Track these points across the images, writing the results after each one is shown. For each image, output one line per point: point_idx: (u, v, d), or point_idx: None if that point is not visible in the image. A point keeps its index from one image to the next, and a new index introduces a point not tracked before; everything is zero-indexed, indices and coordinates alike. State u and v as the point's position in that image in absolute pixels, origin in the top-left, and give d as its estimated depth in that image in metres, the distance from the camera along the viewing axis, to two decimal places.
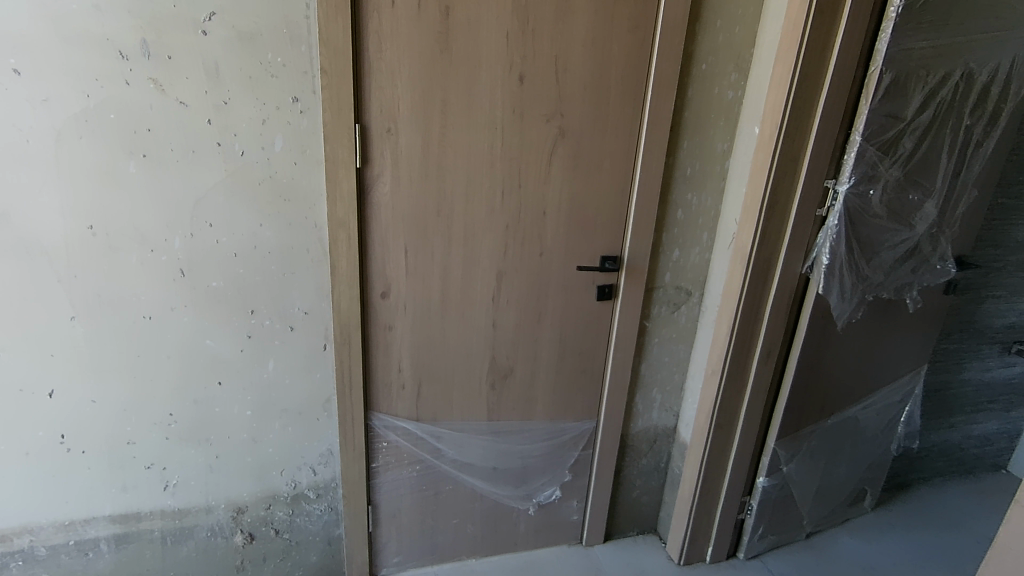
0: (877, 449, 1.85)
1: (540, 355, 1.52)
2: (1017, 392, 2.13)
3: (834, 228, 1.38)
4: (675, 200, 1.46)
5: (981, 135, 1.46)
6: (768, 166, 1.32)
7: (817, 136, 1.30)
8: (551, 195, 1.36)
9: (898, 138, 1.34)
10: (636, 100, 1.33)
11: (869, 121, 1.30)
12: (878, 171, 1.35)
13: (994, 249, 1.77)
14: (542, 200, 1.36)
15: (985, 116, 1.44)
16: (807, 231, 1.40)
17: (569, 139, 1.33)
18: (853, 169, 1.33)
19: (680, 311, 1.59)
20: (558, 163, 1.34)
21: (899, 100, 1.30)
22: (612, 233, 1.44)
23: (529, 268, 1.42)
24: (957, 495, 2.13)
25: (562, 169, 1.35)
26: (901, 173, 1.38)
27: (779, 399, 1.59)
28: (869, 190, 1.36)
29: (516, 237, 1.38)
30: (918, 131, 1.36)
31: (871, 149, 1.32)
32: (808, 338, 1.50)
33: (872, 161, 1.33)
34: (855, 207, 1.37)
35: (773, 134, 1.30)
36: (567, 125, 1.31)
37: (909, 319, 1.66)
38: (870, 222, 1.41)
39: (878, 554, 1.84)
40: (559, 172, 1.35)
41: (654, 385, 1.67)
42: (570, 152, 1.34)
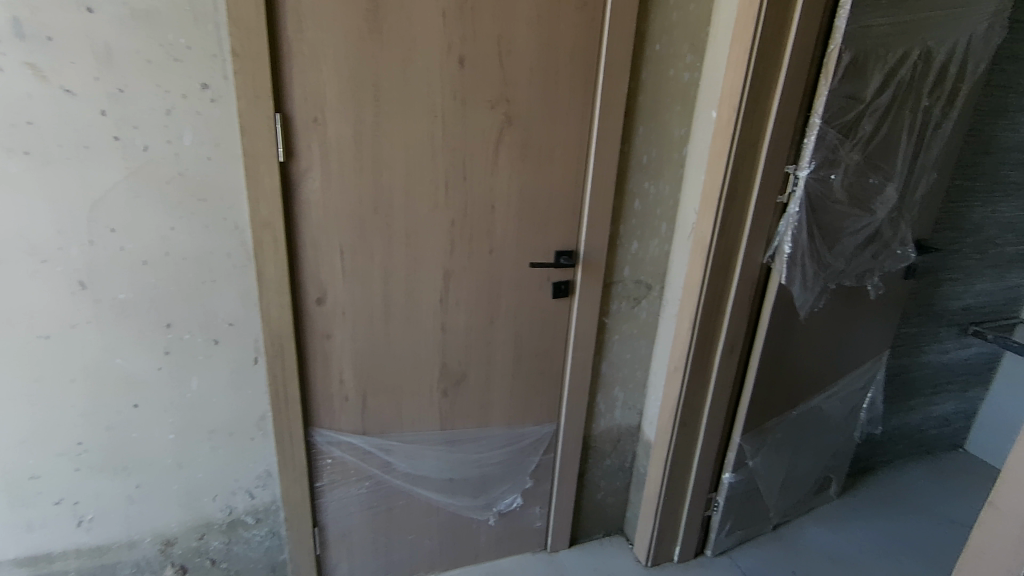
0: (840, 438, 1.83)
1: (494, 358, 1.43)
2: (973, 373, 2.15)
3: (795, 215, 1.32)
4: (631, 190, 1.38)
5: (940, 116, 1.43)
6: (727, 152, 1.24)
7: (777, 120, 1.23)
8: (500, 187, 1.27)
9: (859, 121, 1.29)
10: (588, 83, 1.24)
11: (829, 103, 1.24)
12: (838, 155, 1.30)
13: (952, 231, 1.76)
14: (491, 193, 1.26)
15: (942, 97, 1.41)
16: (768, 220, 1.34)
17: (516, 127, 1.23)
18: (814, 154, 1.27)
19: (640, 306, 1.52)
20: (506, 152, 1.24)
21: (859, 80, 1.25)
22: (566, 227, 1.35)
23: (479, 266, 1.32)
24: (918, 477, 2.15)
25: (511, 159, 1.25)
26: (861, 156, 1.33)
27: (743, 394, 1.54)
28: (830, 175, 1.31)
29: (463, 234, 1.28)
30: (878, 113, 1.31)
31: (832, 132, 1.26)
32: (770, 330, 1.45)
33: (832, 146, 1.28)
34: (816, 193, 1.31)
35: (731, 117, 1.23)
36: (513, 112, 1.22)
37: (870, 306, 1.63)
38: (832, 209, 1.36)
39: (843, 542, 1.82)
40: (507, 163, 1.25)
41: (615, 384, 1.60)
42: (518, 140, 1.24)
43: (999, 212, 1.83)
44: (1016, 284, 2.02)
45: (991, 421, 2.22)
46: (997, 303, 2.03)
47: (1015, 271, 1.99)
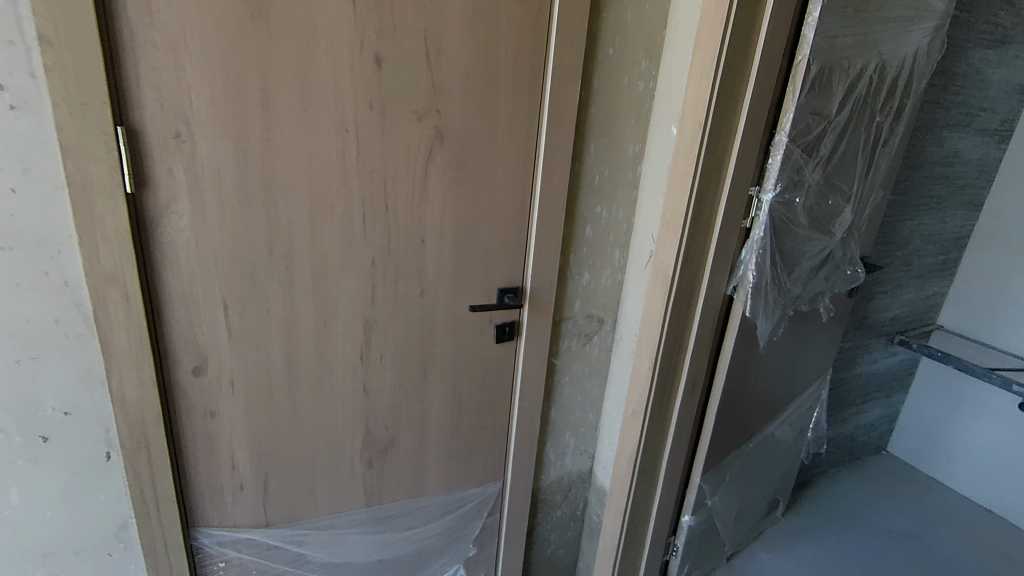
0: (789, 460, 1.78)
1: (428, 417, 1.19)
2: (896, 379, 2.20)
3: (759, 241, 1.20)
4: (582, 215, 1.20)
5: (889, 132, 1.37)
6: (692, 173, 1.09)
7: (744, 137, 1.09)
8: (431, 216, 1.03)
9: (822, 138, 1.19)
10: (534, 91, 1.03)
11: (796, 120, 1.12)
12: (802, 176, 1.19)
13: (888, 246, 1.75)
14: (419, 224, 1.03)
15: (892, 113, 1.34)
16: (731, 247, 1.21)
17: (448, 144, 1.00)
18: (780, 175, 1.15)
19: (592, 342, 1.35)
20: (437, 174, 1.01)
21: (824, 95, 1.14)
22: (510, 261, 1.15)
23: (408, 312, 1.08)
24: (851, 485, 2.17)
25: (443, 182, 1.02)
26: (822, 176, 1.23)
27: (702, 432, 1.41)
28: (794, 198, 1.20)
29: (386, 275, 1.03)
30: (838, 130, 1.21)
31: (797, 152, 1.15)
32: (732, 364, 1.33)
33: (796, 166, 1.17)
34: (779, 217, 1.20)
35: (696, 134, 1.07)
36: (445, 125, 0.98)
37: (820, 327, 1.57)
38: (793, 233, 1.25)
39: (794, 567, 1.77)
40: (438, 188, 1.02)
41: (565, 429, 1.42)
42: (452, 160, 1.01)
43: (925, 225, 1.84)
44: (933, 293, 2.08)
45: (911, 424, 2.30)
46: (918, 312, 2.08)
47: (933, 281, 2.04)
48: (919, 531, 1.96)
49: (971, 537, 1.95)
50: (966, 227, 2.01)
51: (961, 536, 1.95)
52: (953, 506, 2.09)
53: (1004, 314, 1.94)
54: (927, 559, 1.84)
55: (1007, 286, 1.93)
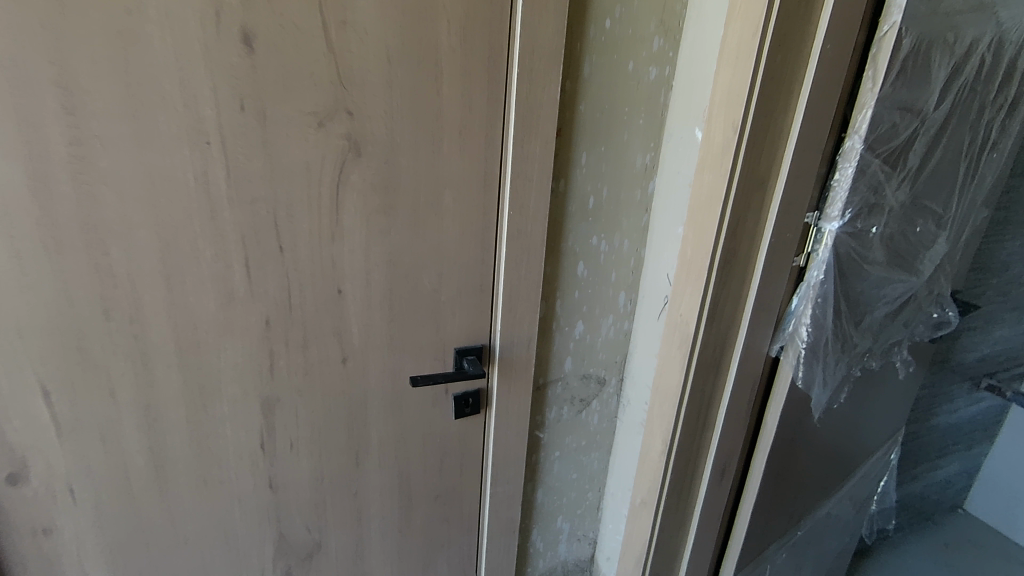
0: (845, 539, 1.43)
1: (367, 513, 0.91)
2: (981, 428, 1.81)
3: (818, 285, 0.87)
4: (571, 250, 0.89)
5: (1000, 131, 1.01)
6: (722, 197, 0.77)
7: (800, 144, 0.76)
8: (351, 257, 0.74)
9: (912, 144, 0.84)
10: (495, 80, 0.71)
11: (878, 119, 0.77)
12: (883, 196, 0.85)
13: (984, 275, 1.37)
14: (334, 269, 0.74)
15: (1007, 104, 0.98)
16: (778, 295, 0.88)
17: (369, 161, 0.70)
18: (851, 196, 0.81)
19: (589, 408, 1.05)
20: (355, 201, 0.71)
21: (919, 81, 0.79)
22: (472, 314, 0.85)
23: (327, 386, 0.80)
24: (921, 555, 1.80)
25: (364, 212, 0.73)
26: (909, 195, 0.89)
27: (736, 523, 1.09)
28: (868, 227, 0.86)
29: (291, 340, 0.75)
30: (935, 131, 0.86)
31: (876, 164, 0.81)
32: (777, 443, 1.00)
33: (874, 184, 0.83)
34: (848, 253, 0.86)
35: (730, 141, 0.75)
36: (362, 134, 0.69)
37: (893, 383, 1.22)
38: (865, 273, 0.91)
39: None
40: (358, 220, 0.73)
41: (557, 512, 1.12)
42: (375, 182, 0.71)
43: None
44: None
45: (995, 480, 1.90)
46: (1012, 350, 1.68)
47: None
48: None
49: None
50: None
51: None
52: None
53: None
54: None
55: None
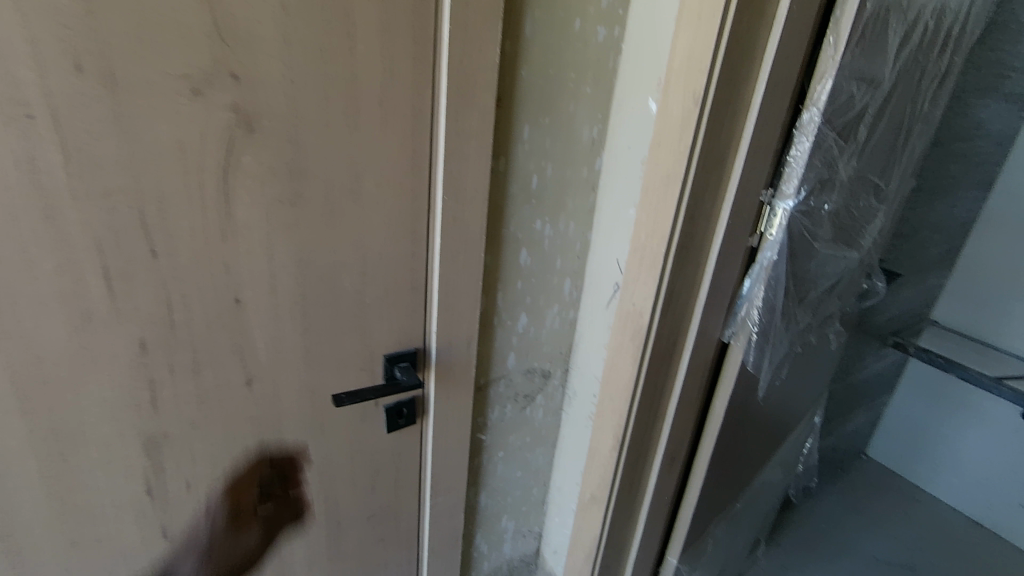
0: (774, 499, 1.48)
1: (290, 547, 0.79)
2: (884, 381, 1.94)
3: (769, 266, 0.82)
4: (513, 237, 0.79)
5: (931, 101, 1.01)
6: (681, 177, 0.69)
7: (760, 118, 0.70)
8: (249, 260, 0.60)
9: (861, 116, 0.80)
10: (423, 38, 0.58)
11: (836, 90, 0.73)
12: (833, 171, 0.81)
13: (900, 242, 1.42)
14: (228, 275, 0.59)
15: (939, 75, 0.97)
16: (731, 278, 0.83)
17: (266, 139, 0.56)
18: (805, 173, 0.77)
19: (533, 404, 0.98)
20: (249, 190, 0.57)
21: (874, 50, 0.75)
22: (403, 317, 0.73)
23: (230, 414, 0.66)
24: (834, 501, 1.92)
25: (264, 204, 0.58)
26: (855, 169, 0.86)
27: (683, 506, 1.07)
28: (819, 204, 0.83)
29: (178, 364, 0.61)
30: (882, 102, 0.83)
31: (830, 138, 0.76)
32: (724, 426, 0.98)
33: (826, 159, 0.79)
34: (799, 231, 0.83)
35: (690, 114, 0.66)
36: (254, 104, 0.54)
37: (824, 353, 1.24)
38: (812, 251, 0.89)
39: None
40: (255, 214, 0.58)
41: (501, 512, 1.06)
42: (275, 165, 0.57)
43: (936, 213, 1.53)
44: (931, 286, 1.80)
45: (894, 426, 2.06)
46: (914, 309, 1.80)
47: (933, 273, 1.75)
48: (913, 559, 1.71)
49: (961, 558, 1.73)
50: (971, 209, 1.72)
51: (955, 560, 1.72)
52: (941, 520, 1.88)
53: (1013, 312, 1.74)
54: None
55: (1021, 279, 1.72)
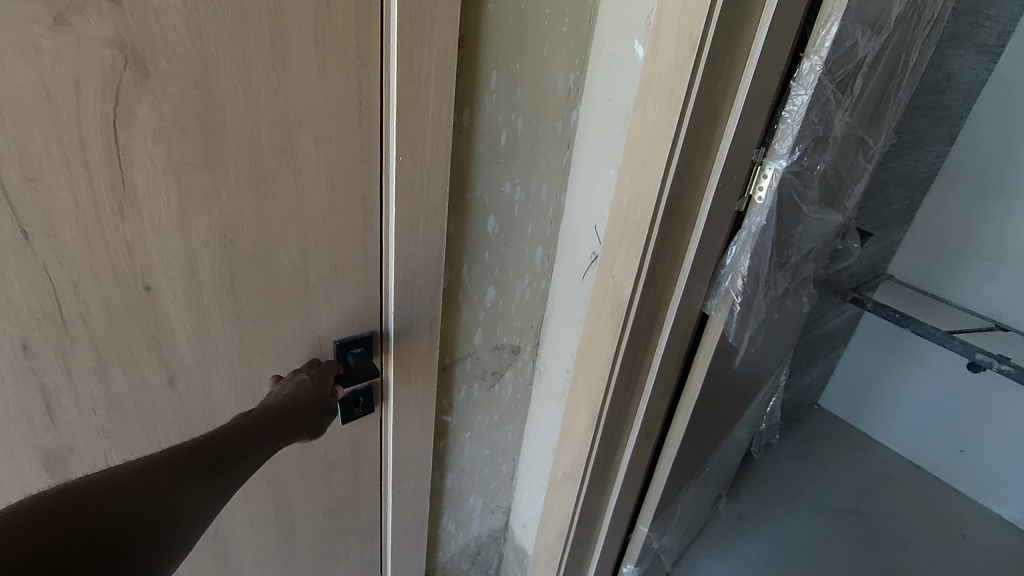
0: (738, 456, 1.49)
1: (235, 553, 0.71)
2: (841, 335, 1.97)
3: (756, 232, 0.76)
4: (479, 202, 0.70)
5: (920, 51, 0.95)
6: (671, 136, 0.61)
7: (760, 68, 0.62)
8: (158, 238, 0.49)
9: (860, 67, 0.73)
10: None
11: (840, 35, 0.65)
12: (827, 128, 0.74)
13: (870, 198, 1.39)
14: (132, 258, 0.48)
15: (930, 23, 0.91)
16: (716, 246, 0.76)
17: (167, 86, 0.43)
18: (801, 130, 0.69)
19: (502, 380, 0.91)
20: (150, 152, 0.45)
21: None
22: (355, 298, 0.63)
23: (150, 419, 0.56)
24: (790, 451, 1.98)
25: (171, 169, 0.46)
26: (847, 126, 0.80)
27: (655, 477, 1.05)
28: (810, 164, 0.76)
29: (75, 366, 0.49)
30: (881, 51, 0.76)
31: (829, 90, 0.69)
32: (701, 398, 0.94)
33: (822, 115, 0.72)
34: (788, 194, 0.76)
35: (685, 60, 0.57)
36: (146, 40, 0.41)
37: (796, 316, 1.21)
38: (798, 214, 0.83)
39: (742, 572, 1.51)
40: (162, 182, 0.47)
41: (469, 491, 1.00)
42: (183, 121, 0.45)
43: (903, 169, 1.50)
44: (891, 241, 1.81)
45: (846, 378, 2.12)
46: (873, 264, 1.81)
47: (894, 228, 1.76)
48: (862, 504, 1.79)
49: (905, 501, 1.82)
50: (934, 164, 1.72)
51: (899, 503, 1.81)
52: (887, 465, 1.97)
53: (963, 267, 1.76)
54: (873, 537, 1.67)
55: (976, 235, 1.73)
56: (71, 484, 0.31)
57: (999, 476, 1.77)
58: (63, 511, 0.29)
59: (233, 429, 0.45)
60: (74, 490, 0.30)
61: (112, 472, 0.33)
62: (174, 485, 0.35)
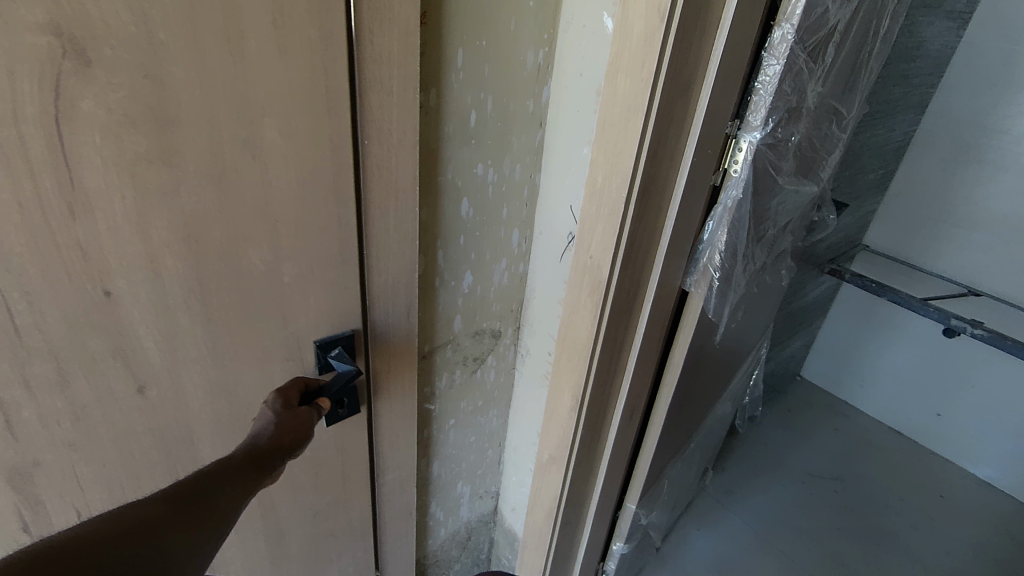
0: (722, 431, 1.51)
1: (221, 561, 0.69)
2: (819, 307, 2.00)
3: (732, 207, 0.75)
4: (450, 185, 0.68)
5: (890, 22, 0.94)
6: (644, 111, 0.59)
7: (730, 37, 0.60)
8: (114, 240, 0.45)
9: (831, 36, 0.72)
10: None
11: (811, 3, 0.63)
12: (801, 100, 0.74)
13: (843, 171, 1.39)
14: (87, 261, 0.45)
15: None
16: (693, 222, 0.75)
17: (112, 75, 0.40)
18: (774, 100, 0.68)
19: (483, 367, 0.90)
20: (99, 147, 0.42)
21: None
22: (333, 295, 0.61)
23: (120, 430, 0.54)
24: (773, 422, 2.01)
25: (123, 166, 0.43)
26: (820, 98, 0.79)
27: (641, 454, 1.05)
28: (785, 135, 0.75)
29: (33, 379, 0.47)
30: (851, 21, 0.75)
31: (801, 61, 0.68)
32: (683, 375, 0.94)
33: (795, 86, 0.71)
34: (763, 167, 0.75)
35: (655, 31, 0.55)
36: (80, 24, 0.38)
37: (774, 290, 1.22)
38: (774, 188, 0.82)
39: (729, 543, 1.54)
40: (114, 180, 0.43)
41: (456, 479, 1.00)
42: (130, 113, 0.42)
43: (877, 138, 1.50)
44: (866, 212, 1.83)
45: (826, 348, 2.15)
46: (850, 236, 1.83)
47: (870, 199, 1.77)
48: (843, 471, 1.83)
49: (885, 465, 1.87)
50: (907, 133, 1.73)
51: (881, 469, 1.85)
52: (867, 432, 2.01)
53: (936, 235, 1.79)
54: (856, 503, 1.71)
55: (949, 204, 1.75)
56: (78, 529, 0.34)
57: (976, 437, 1.82)
58: (62, 562, 0.31)
59: (223, 466, 0.48)
60: (77, 538, 0.33)
61: (108, 522, 0.35)
62: (168, 528, 0.39)
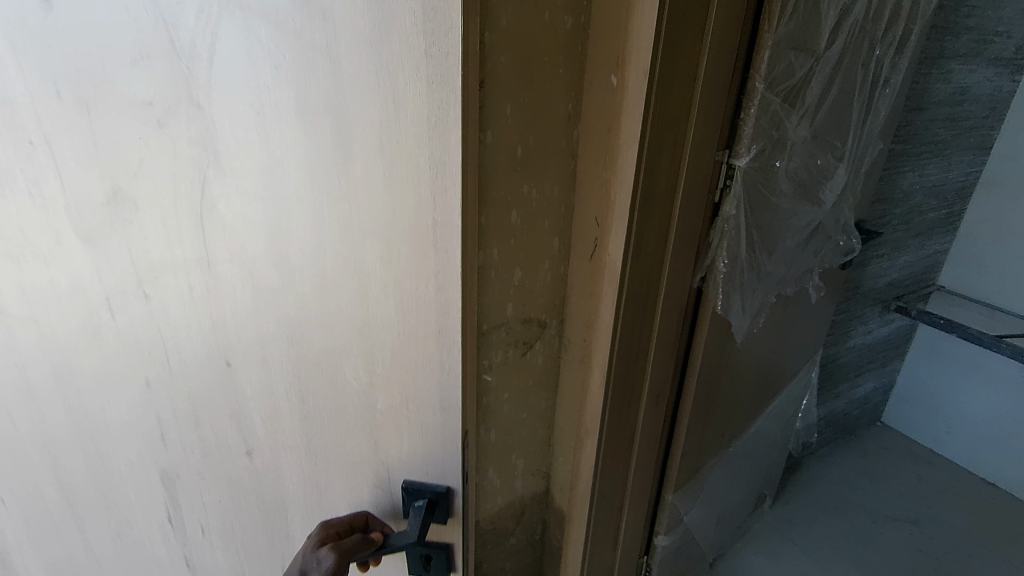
0: (775, 452, 1.51)
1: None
2: (892, 346, 1.92)
3: (733, 218, 0.85)
4: (499, 199, 0.76)
5: (890, 67, 0.98)
6: (634, 144, 0.71)
7: (700, 95, 0.72)
8: (235, 319, 0.59)
9: (806, 84, 0.82)
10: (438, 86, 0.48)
11: (772, 61, 0.76)
12: (784, 132, 0.83)
13: (885, 205, 1.40)
14: (217, 333, 0.60)
15: (895, 43, 0.95)
16: (695, 229, 0.85)
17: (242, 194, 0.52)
18: (756, 133, 0.79)
19: (533, 351, 0.94)
20: (226, 243, 0.55)
21: (809, 20, 0.77)
22: (427, 434, 0.65)
23: (234, 478, 0.70)
24: (845, 461, 1.93)
25: (244, 265, 0.56)
26: (810, 131, 0.88)
27: (672, 452, 1.11)
28: (775, 161, 0.86)
29: (180, 403, 0.65)
30: (829, 70, 0.83)
31: (776, 101, 0.79)
32: (701, 378, 1.02)
33: (773, 124, 0.81)
34: (755, 188, 0.86)
35: (639, 90, 0.68)
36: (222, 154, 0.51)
37: (808, 309, 1.24)
38: (771, 206, 0.91)
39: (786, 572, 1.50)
40: (236, 275, 0.56)
41: (512, 450, 1.02)
42: (247, 220, 0.54)
43: (930, 176, 1.49)
44: (935, 251, 1.77)
45: (905, 389, 2.04)
46: (917, 275, 1.78)
47: (936, 237, 1.72)
48: (918, 513, 1.73)
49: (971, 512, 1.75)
50: (974, 174, 1.70)
51: (962, 516, 1.73)
52: (950, 478, 1.89)
53: (1009, 270, 1.71)
54: (932, 548, 1.61)
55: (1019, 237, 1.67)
56: None
57: None
58: None
59: None
60: None
61: None
62: None
